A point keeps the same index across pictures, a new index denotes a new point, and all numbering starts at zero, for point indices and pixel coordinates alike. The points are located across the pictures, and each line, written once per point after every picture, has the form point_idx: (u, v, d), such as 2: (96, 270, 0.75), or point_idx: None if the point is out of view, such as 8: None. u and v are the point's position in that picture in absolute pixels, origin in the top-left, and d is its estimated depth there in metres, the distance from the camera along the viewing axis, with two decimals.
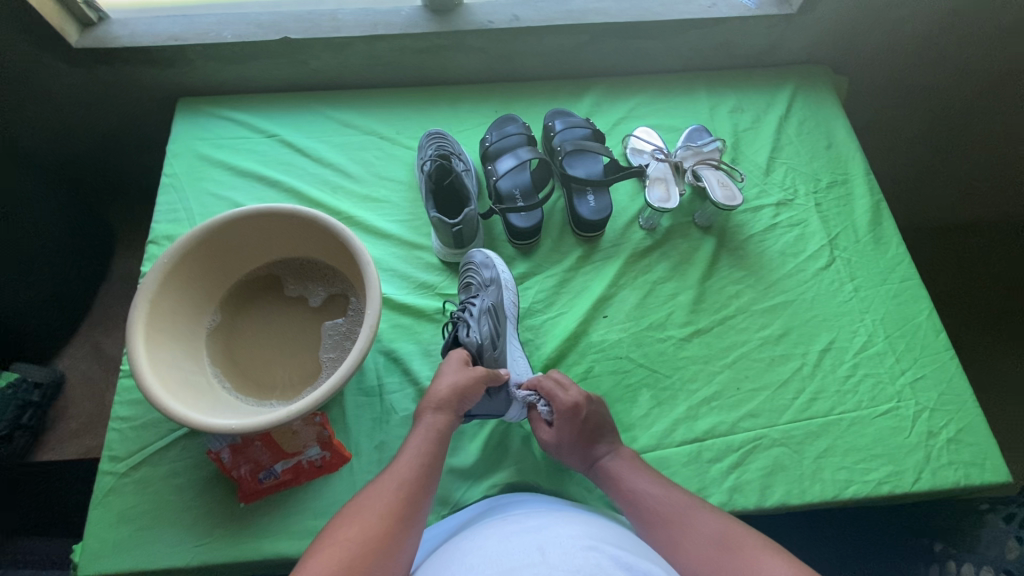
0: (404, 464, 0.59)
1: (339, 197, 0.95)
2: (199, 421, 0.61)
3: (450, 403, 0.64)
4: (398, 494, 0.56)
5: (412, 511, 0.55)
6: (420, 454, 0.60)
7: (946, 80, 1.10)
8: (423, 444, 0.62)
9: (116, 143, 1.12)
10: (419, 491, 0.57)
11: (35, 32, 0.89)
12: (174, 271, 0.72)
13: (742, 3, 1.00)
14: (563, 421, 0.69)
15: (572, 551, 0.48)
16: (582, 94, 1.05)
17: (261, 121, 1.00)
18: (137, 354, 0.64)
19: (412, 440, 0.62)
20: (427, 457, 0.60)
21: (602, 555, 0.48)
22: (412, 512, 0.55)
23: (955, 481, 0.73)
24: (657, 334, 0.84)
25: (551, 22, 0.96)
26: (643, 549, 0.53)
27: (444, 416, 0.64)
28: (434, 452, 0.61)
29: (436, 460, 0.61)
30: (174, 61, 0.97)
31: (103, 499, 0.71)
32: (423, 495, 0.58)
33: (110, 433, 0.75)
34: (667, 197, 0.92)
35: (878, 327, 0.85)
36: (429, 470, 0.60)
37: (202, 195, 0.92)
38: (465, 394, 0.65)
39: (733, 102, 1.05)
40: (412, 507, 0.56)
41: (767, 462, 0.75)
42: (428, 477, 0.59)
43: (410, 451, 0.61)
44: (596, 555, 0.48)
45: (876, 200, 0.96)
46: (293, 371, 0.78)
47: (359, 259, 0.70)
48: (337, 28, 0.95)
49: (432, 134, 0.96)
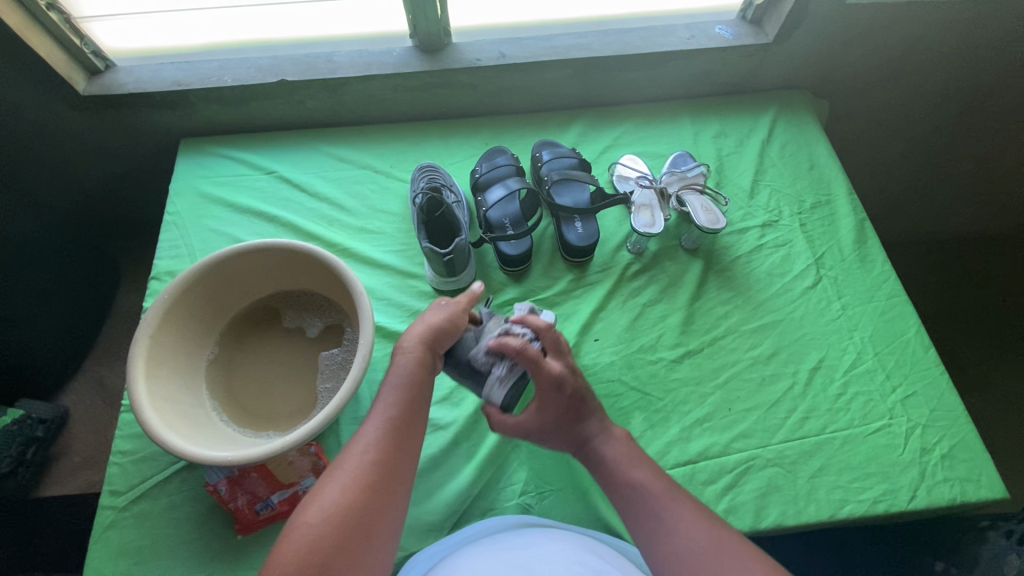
0: (374, 425, 0.59)
1: (336, 229, 0.98)
2: (197, 454, 0.63)
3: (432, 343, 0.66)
4: (367, 458, 0.56)
5: (388, 471, 0.56)
6: (392, 410, 0.60)
7: (925, 100, 1.13)
8: (394, 397, 0.61)
9: (121, 182, 1.16)
10: (393, 448, 0.58)
11: (45, 81, 0.94)
12: (173, 307, 0.74)
13: (720, 34, 1.04)
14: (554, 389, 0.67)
15: (555, 566, 0.52)
16: (569, 124, 1.09)
17: (260, 159, 1.04)
18: (137, 388, 0.66)
19: (385, 394, 0.62)
20: (400, 413, 0.60)
21: (584, 566, 0.53)
22: (389, 472, 0.56)
23: (951, 498, 0.73)
24: (648, 357, 0.85)
25: (536, 59, 1.00)
26: (620, 561, 0.58)
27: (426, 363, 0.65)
28: (406, 407, 0.61)
29: (410, 413, 0.61)
30: (177, 104, 1.01)
31: (102, 534, 0.72)
32: (400, 451, 0.58)
33: (111, 467, 0.76)
34: (653, 222, 0.94)
35: (868, 344, 0.86)
36: (403, 425, 0.59)
37: (203, 232, 0.96)
38: (438, 335, 0.67)
39: (716, 128, 1.09)
40: (388, 466, 0.56)
41: (761, 482, 0.75)
42: (403, 431, 0.59)
43: (382, 408, 0.60)
44: (578, 567, 0.52)
45: (860, 220, 0.97)
46: (290, 401, 0.80)
47: (353, 290, 0.72)
48: (332, 70, 1.00)
49: (425, 167, 0.99)
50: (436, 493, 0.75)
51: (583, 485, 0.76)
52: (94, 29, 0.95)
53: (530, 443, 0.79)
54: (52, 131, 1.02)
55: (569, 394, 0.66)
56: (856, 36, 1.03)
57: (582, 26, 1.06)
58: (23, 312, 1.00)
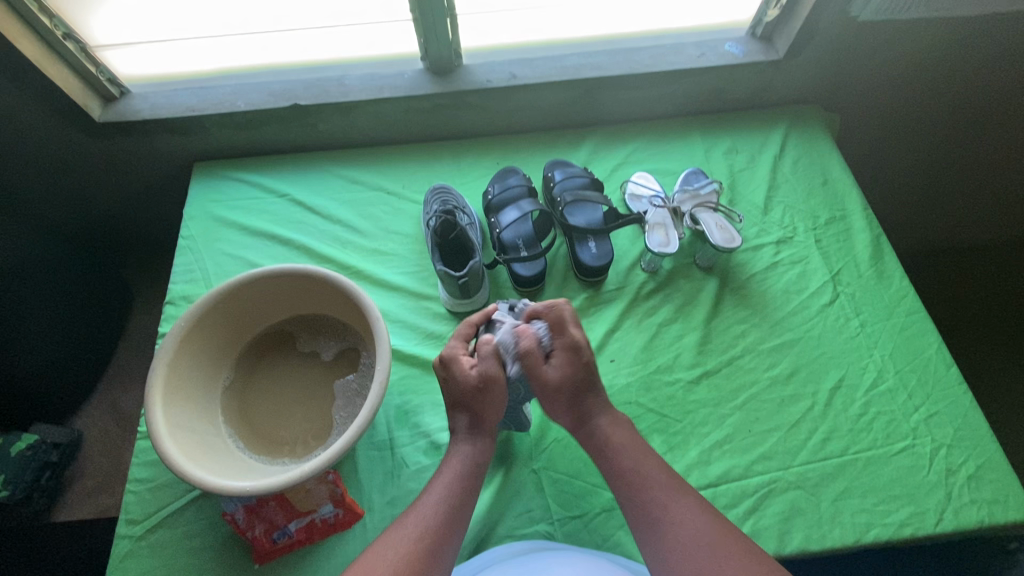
0: (431, 508, 0.58)
1: (349, 251, 0.98)
2: (215, 485, 0.62)
3: (471, 418, 0.64)
4: (418, 543, 0.55)
5: (437, 555, 0.55)
6: (450, 494, 0.60)
7: (935, 113, 1.12)
8: (453, 482, 0.61)
9: (135, 205, 1.17)
10: (445, 535, 0.57)
11: (61, 109, 0.95)
12: (191, 334, 0.74)
13: (730, 51, 1.04)
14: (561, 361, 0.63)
15: None
16: (579, 143, 1.09)
17: (273, 182, 1.05)
18: (155, 418, 0.66)
19: (443, 477, 0.61)
20: (456, 499, 0.59)
21: None
22: (434, 563, 0.54)
23: (979, 520, 0.72)
24: (665, 377, 0.85)
25: (546, 79, 1.01)
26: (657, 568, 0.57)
27: (480, 448, 0.64)
28: (463, 495, 0.60)
29: (466, 500, 0.60)
30: (192, 130, 1.02)
31: (119, 565, 0.71)
32: (451, 539, 0.57)
33: (128, 495, 0.76)
34: (667, 241, 0.94)
35: (888, 362, 0.85)
36: (458, 512, 0.59)
37: (218, 256, 0.96)
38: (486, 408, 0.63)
39: (727, 144, 1.09)
40: (437, 552, 0.55)
41: (784, 506, 0.73)
42: (456, 521, 0.58)
43: (438, 492, 0.60)
44: None
45: (876, 235, 0.97)
46: (306, 427, 0.79)
47: (368, 315, 0.72)
48: (344, 93, 1.00)
49: (437, 189, 0.99)
50: None
51: (604, 510, 0.75)
52: (109, 57, 0.97)
53: (548, 467, 0.78)
54: (66, 157, 1.03)
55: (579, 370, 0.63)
56: (866, 51, 1.02)
57: (592, 44, 1.06)
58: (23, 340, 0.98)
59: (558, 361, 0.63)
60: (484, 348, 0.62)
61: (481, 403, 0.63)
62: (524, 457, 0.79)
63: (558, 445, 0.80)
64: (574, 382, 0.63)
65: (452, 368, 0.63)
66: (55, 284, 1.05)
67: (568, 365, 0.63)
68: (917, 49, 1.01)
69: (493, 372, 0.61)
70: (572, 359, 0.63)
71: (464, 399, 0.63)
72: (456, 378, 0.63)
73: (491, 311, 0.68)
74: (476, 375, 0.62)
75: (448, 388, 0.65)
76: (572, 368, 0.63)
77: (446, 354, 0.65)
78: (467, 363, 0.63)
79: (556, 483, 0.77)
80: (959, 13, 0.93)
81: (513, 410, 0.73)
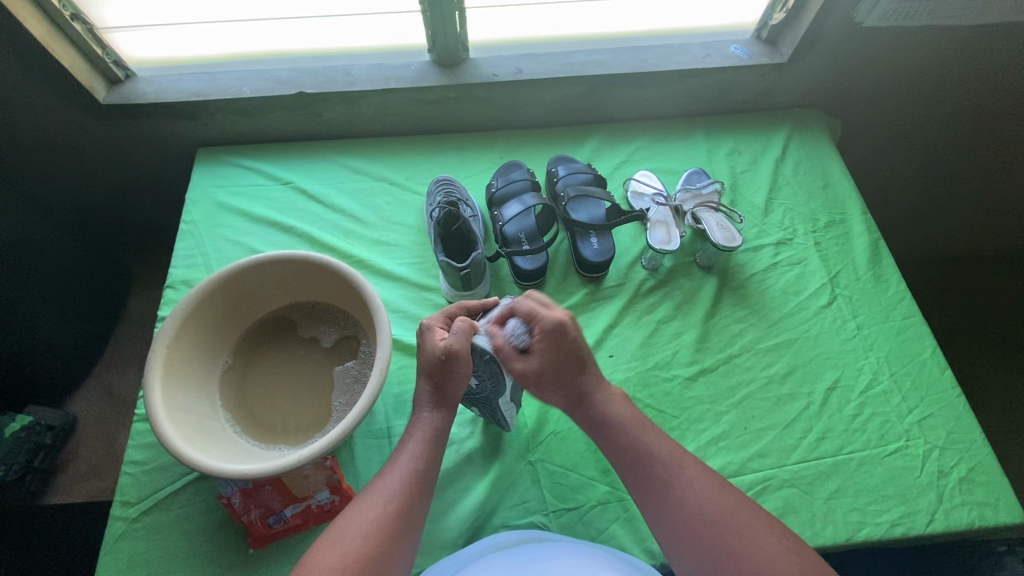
0: (397, 476, 0.59)
1: (351, 240, 0.98)
2: (212, 467, 0.62)
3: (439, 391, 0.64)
4: (387, 510, 0.56)
5: (406, 521, 0.56)
6: (414, 462, 0.60)
7: (936, 121, 1.13)
8: (417, 451, 0.61)
9: (136, 189, 1.17)
10: (411, 501, 0.58)
11: (66, 89, 0.94)
12: (191, 317, 0.74)
13: (735, 53, 1.05)
14: (545, 343, 0.63)
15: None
16: (584, 140, 1.10)
17: (277, 169, 1.05)
18: (153, 399, 0.66)
19: (407, 445, 0.62)
20: (422, 466, 0.60)
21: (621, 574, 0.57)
22: (405, 528, 0.56)
23: (969, 522, 0.72)
24: (663, 374, 0.85)
25: (552, 75, 1.01)
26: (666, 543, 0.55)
27: (451, 417, 0.64)
28: (427, 462, 0.61)
29: (430, 465, 0.61)
30: (197, 114, 1.02)
31: (113, 545, 0.71)
32: (417, 505, 0.58)
33: (123, 477, 0.76)
34: (669, 238, 0.95)
35: (883, 364, 0.86)
36: (423, 478, 0.60)
37: (219, 241, 0.96)
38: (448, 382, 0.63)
39: (730, 145, 1.09)
40: (405, 519, 0.56)
41: (778, 503, 0.74)
42: (422, 487, 0.59)
43: (403, 460, 0.61)
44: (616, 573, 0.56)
45: (875, 239, 0.97)
46: (304, 414, 0.79)
47: (370, 303, 0.72)
48: (351, 82, 1.00)
49: (441, 181, 0.99)
50: (447, 510, 0.74)
51: (599, 503, 0.75)
52: (115, 39, 0.96)
53: (544, 459, 0.78)
54: (68, 137, 1.03)
55: (570, 343, 0.64)
56: (870, 57, 1.03)
57: (599, 42, 1.07)
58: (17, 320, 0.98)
59: (543, 346, 0.64)
60: (458, 324, 0.64)
61: (446, 375, 0.63)
62: (521, 449, 0.79)
63: (555, 439, 0.80)
64: (557, 361, 0.64)
65: (426, 344, 0.64)
66: (50, 267, 1.04)
67: (550, 350, 0.64)
68: (920, 57, 1.01)
69: (458, 347, 0.61)
70: (552, 341, 0.63)
71: (428, 369, 0.63)
72: (426, 354, 0.63)
73: (492, 303, 0.70)
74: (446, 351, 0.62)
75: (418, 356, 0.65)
76: (558, 349, 0.64)
77: (426, 323, 0.66)
78: (438, 336, 0.64)
79: (552, 476, 0.77)
80: (962, 21, 0.94)
81: (491, 406, 0.71)
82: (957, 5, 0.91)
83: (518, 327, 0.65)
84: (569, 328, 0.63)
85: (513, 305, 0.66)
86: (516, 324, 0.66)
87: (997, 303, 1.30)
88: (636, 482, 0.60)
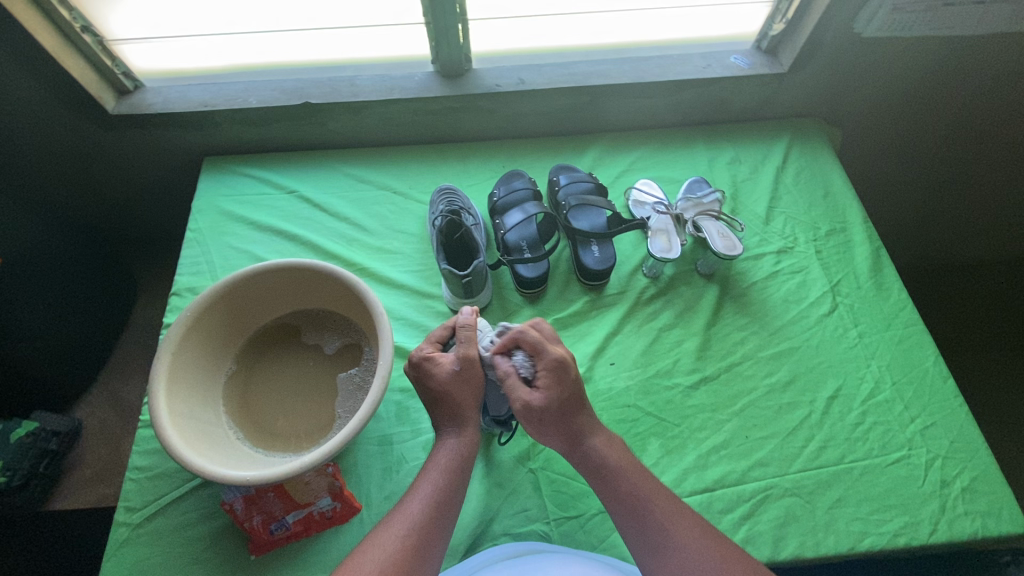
0: (417, 508, 0.59)
1: (354, 249, 0.99)
2: (215, 473, 0.63)
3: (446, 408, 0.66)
4: (404, 543, 0.56)
5: (423, 554, 0.56)
6: (435, 494, 0.61)
7: (937, 130, 1.14)
8: (439, 482, 0.62)
9: (143, 198, 1.19)
10: (429, 534, 0.58)
11: (76, 100, 0.96)
12: (196, 324, 0.75)
13: (736, 63, 1.06)
14: (552, 378, 0.64)
15: None
16: (585, 149, 1.11)
17: (282, 178, 1.06)
18: (159, 406, 0.66)
19: (429, 475, 0.63)
20: (452, 473, 0.63)
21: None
22: (442, 520, 0.59)
23: (972, 532, 0.72)
24: (664, 382, 0.85)
25: (554, 85, 1.02)
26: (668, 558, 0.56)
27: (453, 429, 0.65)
28: (460, 461, 0.64)
29: (451, 499, 0.61)
30: (204, 124, 1.03)
31: (116, 551, 0.72)
32: (452, 501, 0.62)
33: (127, 483, 0.76)
34: (670, 247, 0.95)
35: (885, 373, 0.85)
36: (442, 513, 0.60)
37: (224, 249, 0.97)
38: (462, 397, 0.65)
39: (730, 155, 1.10)
40: (421, 554, 0.56)
41: (779, 513, 0.74)
42: (457, 485, 0.63)
43: (435, 468, 0.63)
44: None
45: (876, 248, 0.98)
46: (306, 421, 0.79)
47: (373, 310, 0.72)
48: (355, 93, 1.02)
49: (443, 190, 1.00)
50: None
51: (600, 511, 0.75)
52: (125, 51, 0.98)
53: (545, 467, 0.79)
54: (76, 147, 1.04)
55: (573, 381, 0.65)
56: (869, 67, 1.03)
57: (600, 53, 1.08)
58: (24, 328, 0.99)
59: (545, 382, 0.64)
60: (462, 334, 0.67)
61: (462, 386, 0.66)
62: (522, 456, 0.79)
63: None
64: (566, 400, 0.64)
65: (425, 361, 0.66)
66: (57, 275, 1.06)
67: (556, 385, 0.64)
68: (921, 66, 1.02)
69: (470, 354, 0.66)
70: (557, 378, 0.64)
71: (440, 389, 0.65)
72: (431, 370, 0.66)
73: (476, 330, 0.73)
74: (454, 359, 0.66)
75: (421, 384, 0.67)
76: (558, 389, 0.64)
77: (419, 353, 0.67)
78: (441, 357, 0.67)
79: (553, 484, 0.77)
80: (962, 32, 0.95)
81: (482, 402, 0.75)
82: (955, 16, 0.92)
83: (525, 358, 0.66)
84: (570, 366, 0.65)
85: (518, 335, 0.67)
86: (522, 355, 0.66)
87: (1001, 305, 1.31)
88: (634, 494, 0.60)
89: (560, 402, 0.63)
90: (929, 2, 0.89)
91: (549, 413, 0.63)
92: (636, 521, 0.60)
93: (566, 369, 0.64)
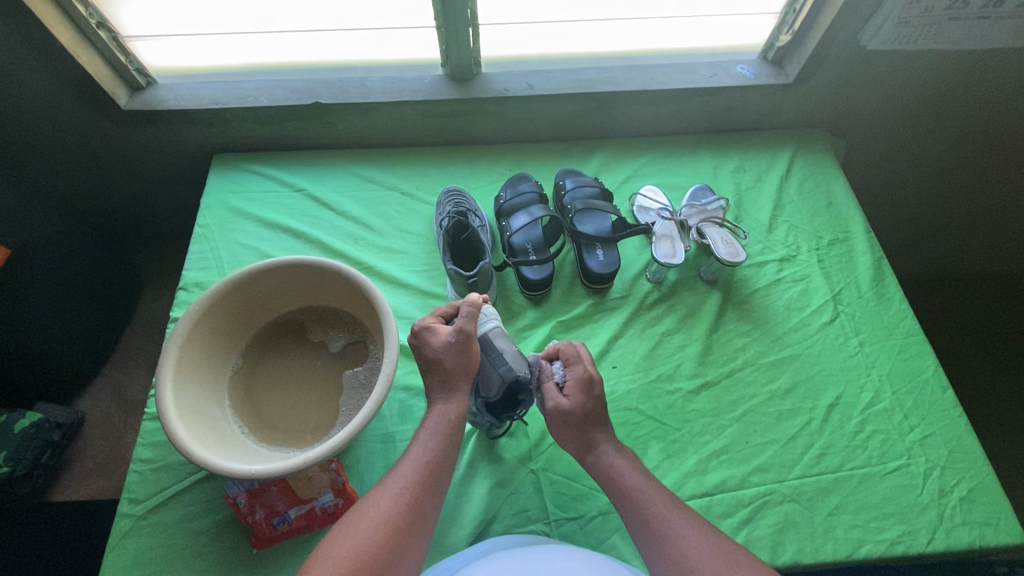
0: (401, 483, 0.59)
1: (361, 248, 1.00)
2: (218, 466, 0.63)
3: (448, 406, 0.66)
4: (394, 506, 0.56)
5: (417, 516, 0.56)
6: (416, 477, 0.59)
7: (940, 143, 1.15)
8: (425, 458, 0.61)
9: (152, 193, 1.20)
10: (420, 502, 0.58)
11: (90, 95, 0.97)
12: (204, 318, 0.76)
13: (742, 73, 1.07)
14: (579, 391, 0.67)
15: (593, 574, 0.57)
16: (591, 154, 1.12)
17: (291, 176, 1.07)
18: (165, 398, 0.67)
19: (419, 443, 0.63)
20: (433, 464, 0.61)
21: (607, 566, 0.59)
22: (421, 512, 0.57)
23: (970, 541, 0.73)
24: (666, 387, 0.86)
25: (562, 90, 1.04)
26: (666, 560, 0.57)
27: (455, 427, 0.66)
28: (443, 453, 0.62)
29: (444, 466, 0.62)
30: (215, 122, 1.04)
31: (119, 543, 0.72)
32: (432, 492, 0.59)
33: (132, 475, 0.77)
34: (674, 252, 0.96)
35: (885, 383, 0.86)
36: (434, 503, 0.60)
37: (232, 245, 0.98)
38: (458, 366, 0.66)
39: (735, 163, 1.11)
40: (406, 530, 0.55)
41: (778, 518, 0.74)
42: (437, 477, 0.61)
43: (413, 458, 0.61)
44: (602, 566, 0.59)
45: (877, 258, 0.98)
46: (310, 418, 0.80)
47: (378, 308, 0.73)
48: (365, 94, 1.03)
49: (450, 191, 1.01)
50: (450, 516, 0.75)
51: (600, 513, 0.76)
52: (138, 48, 0.99)
53: (546, 468, 0.79)
54: (88, 141, 1.05)
55: (597, 395, 0.68)
56: (874, 80, 1.05)
57: (607, 60, 1.09)
58: (30, 321, 1.00)
59: (574, 391, 0.67)
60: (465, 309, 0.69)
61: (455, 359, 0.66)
62: (523, 457, 0.80)
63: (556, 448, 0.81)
64: (588, 409, 0.67)
65: (425, 330, 0.68)
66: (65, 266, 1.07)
67: (581, 395, 0.67)
68: (925, 79, 1.03)
69: (469, 328, 0.67)
70: (585, 389, 0.67)
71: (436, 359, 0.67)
72: (430, 339, 0.67)
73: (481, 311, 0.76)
74: (452, 331, 0.67)
75: (420, 355, 0.68)
76: (586, 398, 0.67)
77: (425, 323, 0.69)
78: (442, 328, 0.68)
79: (554, 484, 0.78)
80: (966, 47, 0.96)
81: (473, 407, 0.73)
82: (960, 30, 0.93)
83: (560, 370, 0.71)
84: (598, 383, 0.68)
85: (558, 348, 0.73)
86: (558, 367, 0.71)
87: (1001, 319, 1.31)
88: (634, 496, 0.61)
89: (586, 411, 0.67)
90: (934, 16, 0.90)
91: (574, 419, 0.67)
92: (635, 524, 0.60)
93: (595, 383, 0.68)
